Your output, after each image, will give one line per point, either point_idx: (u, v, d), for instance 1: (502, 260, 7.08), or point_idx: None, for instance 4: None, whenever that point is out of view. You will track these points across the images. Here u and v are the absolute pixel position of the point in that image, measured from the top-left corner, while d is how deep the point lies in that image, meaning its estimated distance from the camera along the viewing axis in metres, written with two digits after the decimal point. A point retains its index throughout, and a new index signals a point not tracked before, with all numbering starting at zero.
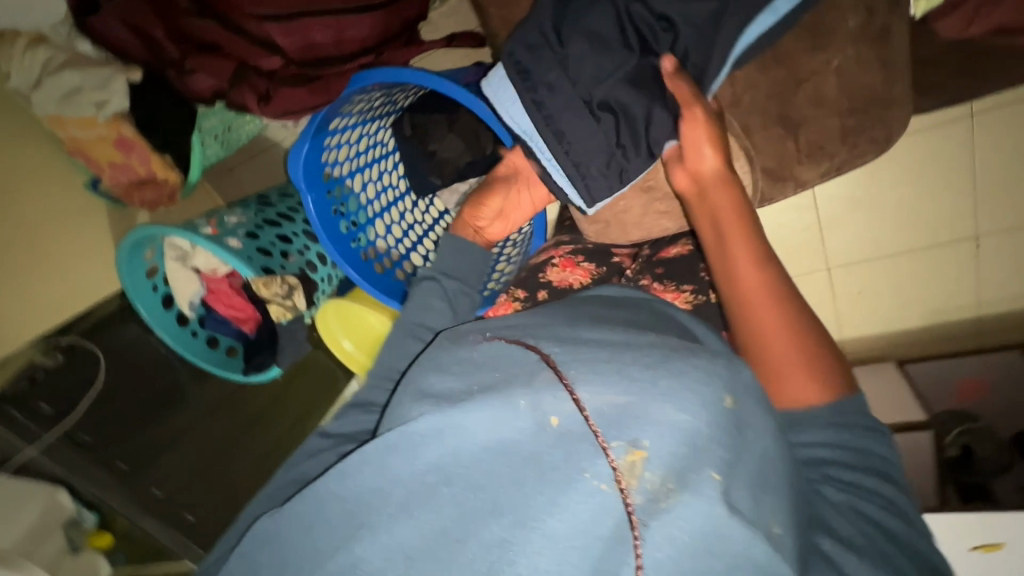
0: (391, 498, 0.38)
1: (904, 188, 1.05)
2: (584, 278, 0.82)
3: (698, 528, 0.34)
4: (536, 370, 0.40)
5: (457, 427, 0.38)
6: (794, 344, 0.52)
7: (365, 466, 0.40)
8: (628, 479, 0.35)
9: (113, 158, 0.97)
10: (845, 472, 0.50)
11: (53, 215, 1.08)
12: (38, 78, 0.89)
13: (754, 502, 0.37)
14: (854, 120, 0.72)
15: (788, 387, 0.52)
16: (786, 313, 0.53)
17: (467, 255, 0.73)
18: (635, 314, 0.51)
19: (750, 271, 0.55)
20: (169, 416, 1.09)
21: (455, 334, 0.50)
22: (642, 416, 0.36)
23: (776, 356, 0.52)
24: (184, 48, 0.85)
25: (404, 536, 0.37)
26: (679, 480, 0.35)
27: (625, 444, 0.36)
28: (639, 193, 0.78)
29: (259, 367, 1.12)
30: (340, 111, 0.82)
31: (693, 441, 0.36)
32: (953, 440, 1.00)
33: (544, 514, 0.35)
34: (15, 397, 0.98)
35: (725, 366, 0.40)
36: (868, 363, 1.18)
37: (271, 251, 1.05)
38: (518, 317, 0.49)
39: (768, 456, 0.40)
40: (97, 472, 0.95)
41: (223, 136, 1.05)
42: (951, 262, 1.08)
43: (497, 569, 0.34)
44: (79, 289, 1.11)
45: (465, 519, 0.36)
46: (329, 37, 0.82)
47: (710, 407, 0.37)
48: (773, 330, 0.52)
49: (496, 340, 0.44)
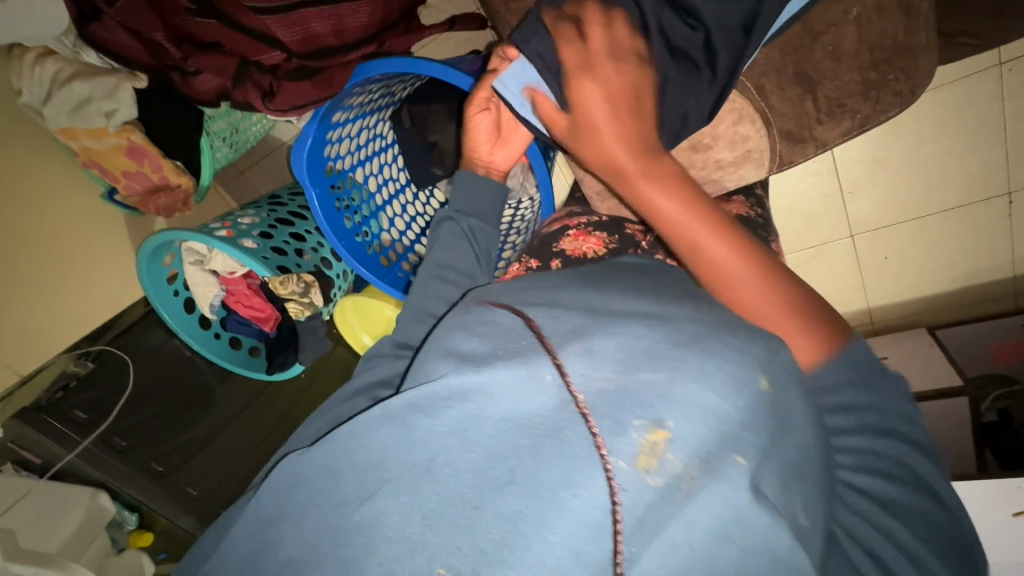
0: (413, 458, 0.38)
1: (931, 145, 1.01)
2: (598, 247, 0.74)
3: (712, 510, 0.33)
4: (561, 343, 0.39)
5: (486, 398, 0.38)
6: (775, 295, 0.46)
7: (386, 423, 0.40)
8: (649, 461, 0.34)
9: (127, 167, 0.98)
10: (874, 455, 0.46)
11: (78, 225, 1.11)
12: (49, 91, 0.90)
13: (779, 492, 0.35)
14: (877, 73, 0.68)
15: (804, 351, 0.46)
16: (766, 280, 0.46)
17: (484, 192, 0.69)
18: (658, 278, 0.49)
19: (719, 247, 0.47)
20: (200, 417, 1.12)
21: (474, 299, 0.48)
22: (669, 395, 0.35)
23: (775, 322, 0.46)
24: (186, 48, 0.84)
25: (428, 497, 0.36)
26: (702, 466, 0.34)
27: (648, 423, 0.35)
28: None
29: (281, 365, 1.16)
30: (343, 105, 0.81)
31: (721, 424, 0.35)
32: (989, 406, 0.96)
33: (563, 492, 0.34)
34: (49, 407, 0.98)
35: (761, 347, 0.39)
36: (899, 332, 1.15)
37: (285, 250, 1.05)
38: (543, 280, 0.48)
39: (799, 450, 0.38)
40: (137, 477, 0.99)
41: (231, 138, 1.09)
42: (982, 220, 1.04)
43: (508, 543, 0.34)
44: (103, 297, 1.13)
45: (483, 486, 0.35)
46: (330, 28, 0.80)
47: (741, 388, 0.36)
48: (763, 301, 0.46)
49: (519, 309, 0.43)
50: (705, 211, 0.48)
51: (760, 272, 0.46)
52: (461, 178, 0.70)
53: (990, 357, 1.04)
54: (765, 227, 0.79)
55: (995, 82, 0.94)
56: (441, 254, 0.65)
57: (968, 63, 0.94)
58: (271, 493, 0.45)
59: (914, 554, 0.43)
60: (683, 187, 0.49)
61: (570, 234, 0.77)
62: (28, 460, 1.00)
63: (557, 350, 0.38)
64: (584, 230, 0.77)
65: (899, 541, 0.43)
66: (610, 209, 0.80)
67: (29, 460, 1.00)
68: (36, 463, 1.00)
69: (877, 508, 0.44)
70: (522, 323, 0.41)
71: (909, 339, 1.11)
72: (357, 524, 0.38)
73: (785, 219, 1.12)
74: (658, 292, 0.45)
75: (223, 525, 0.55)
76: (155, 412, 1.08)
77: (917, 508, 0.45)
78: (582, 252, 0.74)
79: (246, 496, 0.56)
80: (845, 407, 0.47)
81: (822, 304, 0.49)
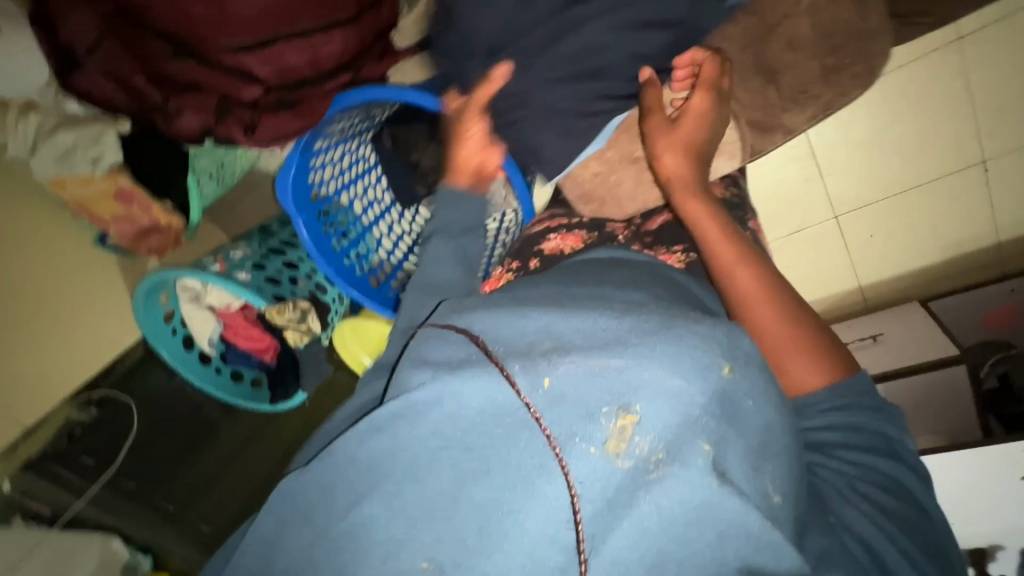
0: (395, 465, 0.39)
1: (904, 122, 1.04)
2: (576, 244, 0.76)
3: (677, 493, 0.35)
4: (529, 343, 0.40)
5: (458, 404, 0.38)
6: (792, 332, 0.51)
7: (374, 435, 0.40)
8: (618, 444, 0.35)
9: (116, 211, 1.00)
10: (886, 471, 0.48)
11: (64, 273, 1.10)
12: (34, 142, 0.91)
13: (753, 469, 0.37)
14: (836, 59, 0.73)
15: (790, 376, 0.51)
16: (782, 317, 0.52)
17: (470, 207, 0.64)
18: (631, 274, 0.50)
19: (751, 284, 0.53)
20: (206, 451, 1.13)
21: (430, 325, 0.46)
22: (637, 381, 0.36)
23: (786, 350, 0.51)
24: (166, 90, 0.85)
25: (409, 499, 0.38)
26: (669, 449, 0.35)
27: (615, 408, 0.36)
28: (629, 163, 0.78)
29: (285, 394, 1.15)
30: (323, 132, 0.83)
31: (686, 406, 0.36)
32: (989, 370, 0.96)
33: (536, 479, 0.36)
34: (58, 455, 1.05)
35: (724, 333, 0.39)
36: (891, 306, 1.16)
37: (279, 279, 1.07)
38: (518, 285, 0.48)
39: (769, 426, 0.39)
40: (146, 515, 1.05)
41: (217, 173, 1.10)
42: (962, 191, 1.06)
43: (486, 532, 0.36)
44: (99, 344, 1.11)
45: (461, 481, 0.37)
46: (305, 60, 0.83)
47: (707, 371, 0.37)
48: (775, 335, 0.51)
49: (494, 307, 0.44)
50: (744, 248, 0.55)
51: (782, 313, 0.52)
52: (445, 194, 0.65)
53: (981, 322, 1.05)
54: (742, 207, 0.78)
55: (957, 56, 0.98)
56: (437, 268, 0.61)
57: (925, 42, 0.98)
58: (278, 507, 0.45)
59: (886, 531, 0.45)
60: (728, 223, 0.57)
61: (552, 235, 0.78)
62: (39, 509, 1.03)
63: (504, 362, 0.38)
64: (564, 230, 0.79)
65: (880, 527, 0.45)
66: (590, 211, 0.81)
67: (39, 511, 1.03)
68: (45, 513, 1.03)
69: (874, 511, 0.46)
70: (471, 348, 0.40)
71: (904, 315, 1.11)
72: (345, 531, 0.40)
73: (768, 206, 1.14)
74: (629, 286, 0.47)
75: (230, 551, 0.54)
76: (162, 445, 1.11)
77: (911, 519, 0.47)
78: (561, 250, 0.75)
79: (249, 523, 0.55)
80: (844, 427, 0.49)
81: (834, 342, 0.53)
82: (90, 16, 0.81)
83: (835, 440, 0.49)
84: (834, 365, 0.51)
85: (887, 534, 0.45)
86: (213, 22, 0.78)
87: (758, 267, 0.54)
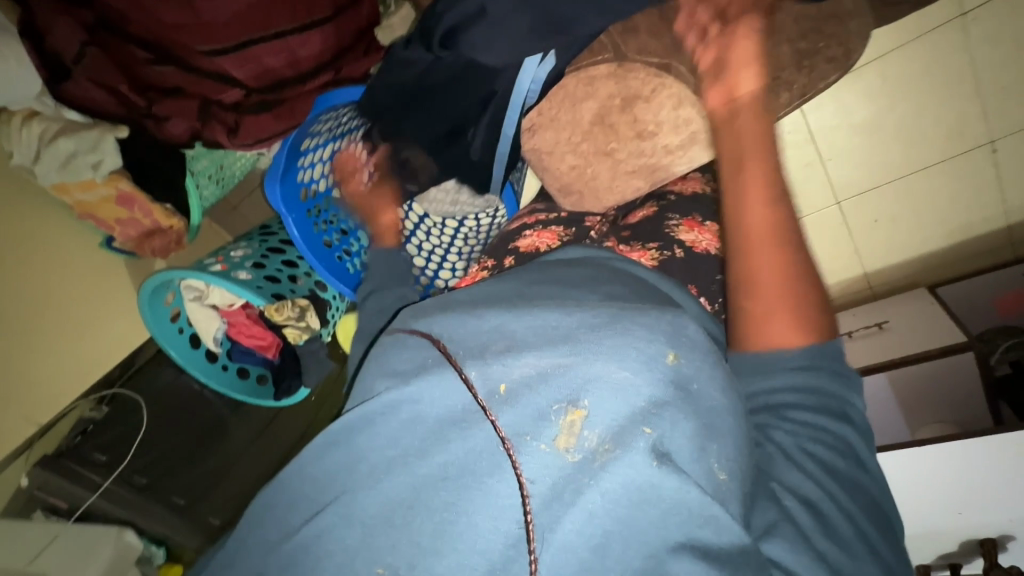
0: (355, 473, 0.39)
1: (904, 104, 1.01)
2: (553, 240, 0.76)
3: (624, 481, 0.35)
4: (483, 344, 0.40)
5: (417, 408, 0.39)
6: (786, 287, 0.47)
7: (334, 449, 0.41)
8: (567, 439, 0.36)
9: (120, 215, 1.02)
10: (847, 438, 0.47)
11: (63, 272, 1.13)
12: (37, 150, 0.93)
13: (699, 452, 0.38)
14: (809, 42, 0.68)
15: (765, 329, 0.48)
16: (778, 266, 0.47)
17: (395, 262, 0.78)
18: (591, 271, 0.49)
19: (759, 225, 0.48)
20: (215, 447, 1.15)
21: (391, 331, 0.47)
22: (586, 376, 0.37)
23: (772, 301, 0.48)
24: (151, 96, 0.86)
25: (367, 506, 0.38)
26: (615, 439, 0.36)
27: (565, 405, 0.37)
28: (602, 157, 0.76)
29: (288, 390, 1.18)
30: (310, 130, 0.86)
31: (635, 397, 0.37)
32: (1001, 358, 0.93)
33: (486, 475, 0.36)
34: (70, 451, 1.07)
35: (668, 323, 0.40)
36: (900, 293, 1.13)
37: (279, 277, 1.08)
38: (482, 285, 0.49)
39: (717, 410, 0.40)
40: (154, 507, 1.02)
41: (217, 175, 1.13)
42: (970, 173, 1.02)
43: (441, 535, 0.35)
44: (113, 342, 1.18)
45: (419, 485, 0.37)
46: (283, 61, 0.85)
47: (653, 362, 0.38)
48: (763, 284, 0.48)
49: (451, 311, 0.44)
50: (765, 181, 0.49)
51: (784, 264, 0.47)
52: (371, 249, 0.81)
53: (993, 306, 1.04)
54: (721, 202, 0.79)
55: (961, 33, 0.94)
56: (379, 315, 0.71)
57: (918, 26, 0.95)
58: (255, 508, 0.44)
59: (834, 493, 0.45)
60: (757, 148, 0.50)
61: (529, 231, 0.79)
62: (55, 502, 1.05)
63: (461, 366, 0.39)
64: (541, 226, 0.79)
65: (823, 489, 0.44)
66: (570, 204, 0.81)
67: (57, 505, 1.06)
68: (63, 508, 1.05)
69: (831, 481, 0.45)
70: (432, 349, 0.41)
71: (909, 301, 1.08)
72: (302, 543, 0.39)
73: None
74: (588, 283, 0.47)
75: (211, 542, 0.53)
76: (166, 450, 1.11)
77: (865, 487, 0.46)
78: (537, 247, 0.76)
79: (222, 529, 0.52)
80: (793, 380, 0.47)
81: (823, 302, 0.49)
82: (72, 24, 0.83)
83: (780, 396, 0.47)
84: (814, 325, 0.48)
85: (834, 496, 0.45)
86: (190, 27, 0.81)
87: (770, 209, 0.49)
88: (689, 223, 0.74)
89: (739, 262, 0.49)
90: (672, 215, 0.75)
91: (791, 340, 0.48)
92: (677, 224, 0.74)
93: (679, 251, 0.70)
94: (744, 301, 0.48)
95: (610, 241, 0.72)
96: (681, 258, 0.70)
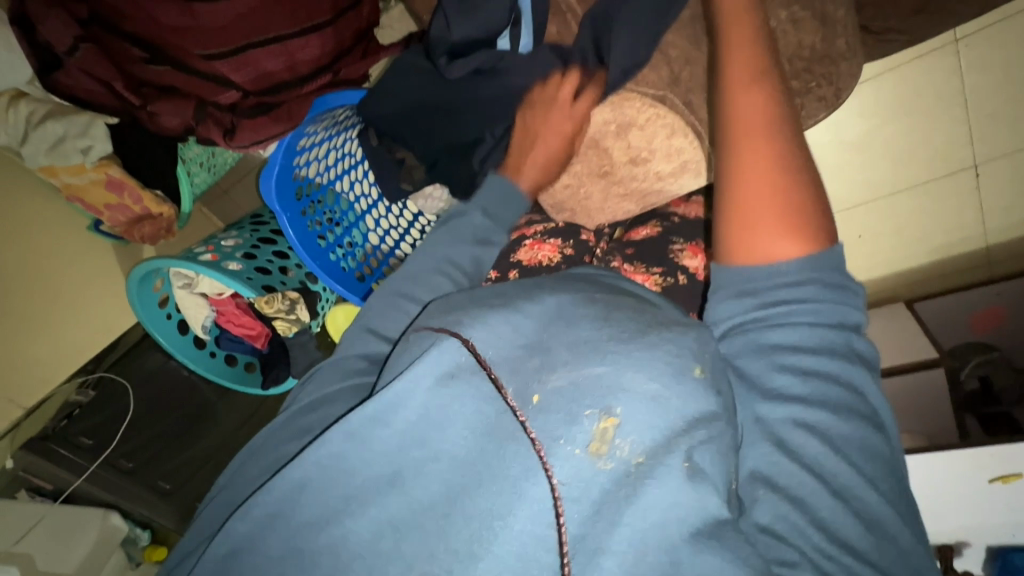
0: (376, 471, 0.37)
1: (894, 126, 1.02)
2: (553, 254, 0.78)
3: (659, 511, 0.33)
4: (519, 361, 0.37)
5: (447, 416, 0.36)
6: (777, 184, 0.40)
7: (348, 442, 0.37)
8: (600, 447, 0.34)
9: (109, 200, 1.00)
10: (834, 423, 0.38)
11: (52, 254, 1.13)
12: (25, 132, 0.92)
13: (718, 462, 0.36)
14: (800, 82, 0.68)
15: (751, 238, 0.40)
16: (775, 162, 0.40)
17: (512, 206, 0.64)
18: (601, 287, 0.46)
19: (749, 110, 0.42)
20: (202, 432, 1.16)
21: (419, 326, 0.44)
22: (616, 384, 0.35)
23: (757, 202, 0.40)
24: (145, 93, 0.87)
25: (391, 506, 0.36)
26: (649, 451, 0.34)
27: (598, 411, 0.34)
28: (596, 178, 0.76)
29: (275, 380, 1.19)
30: (305, 130, 0.85)
31: (666, 408, 0.35)
32: (970, 373, 0.98)
33: (523, 481, 0.33)
34: (57, 435, 1.05)
35: (694, 338, 0.39)
36: (878, 306, 1.16)
37: (269, 269, 1.08)
38: (503, 286, 0.47)
39: (725, 415, 0.38)
40: (145, 495, 1.06)
41: (208, 163, 1.12)
42: (952, 194, 1.04)
43: (478, 540, 0.33)
44: (101, 325, 1.17)
45: (452, 491, 0.35)
46: (282, 65, 0.84)
47: (681, 375, 0.36)
48: (751, 173, 0.41)
49: (485, 309, 0.41)
50: (763, 79, 0.43)
51: (778, 163, 0.40)
52: (495, 174, 0.66)
53: (968, 324, 1.05)
54: None
55: (954, 58, 0.96)
56: (454, 247, 0.59)
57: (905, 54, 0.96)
58: (219, 535, 0.41)
59: (842, 486, 0.37)
60: (755, 45, 0.45)
61: (527, 242, 0.81)
62: (42, 485, 1.06)
63: (495, 372, 0.37)
64: (541, 238, 0.81)
65: (839, 479, 0.37)
66: (564, 219, 0.82)
67: (42, 486, 1.07)
68: (48, 488, 1.06)
69: (811, 474, 0.37)
70: (463, 350, 0.37)
71: (887, 316, 1.12)
72: (325, 545, 0.36)
73: None
74: (610, 297, 0.44)
75: (206, 527, 0.49)
76: (157, 432, 1.12)
77: (863, 480, 0.37)
78: (539, 261, 0.79)
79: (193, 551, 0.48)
80: (801, 327, 0.39)
81: (822, 214, 0.41)
82: (65, 17, 0.83)
83: (775, 340, 0.40)
84: (812, 233, 0.40)
85: (846, 489, 0.37)
86: (181, 30, 0.79)
87: (772, 111, 0.42)
88: (694, 248, 0.76)
89: (726, 162, 0.42)
90: (676, 238, 0.77)
91: (780, 248, 0.40)
92: (681, 249, 0.76)
93: (682, 276, 0.74)
94: (730, 206, 0.41)
95: (616, 262, 0.76)
96: (684, 284, 0.73)
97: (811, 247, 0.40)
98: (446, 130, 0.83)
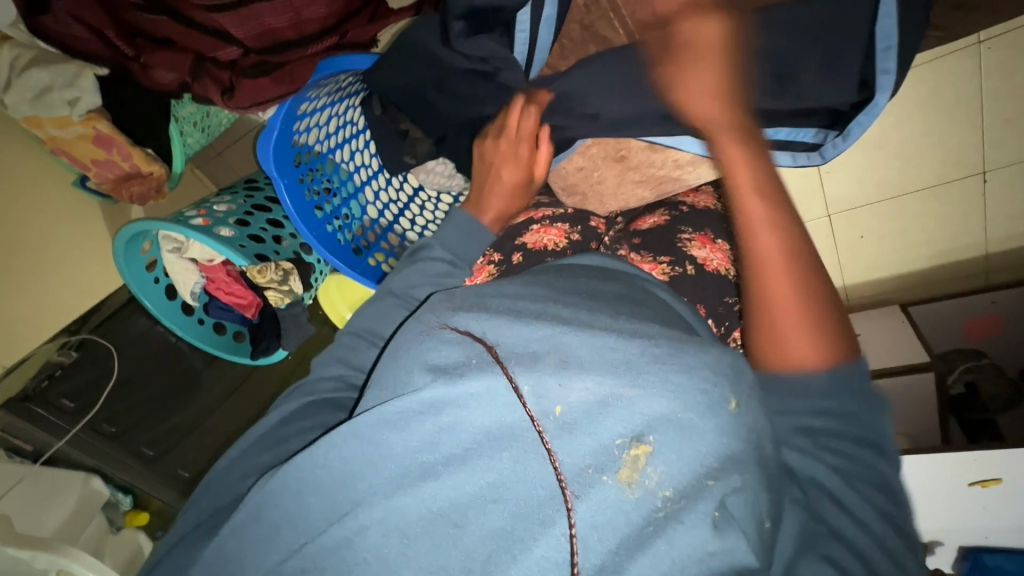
0: (385, 477, 0.35)
1: (910, 126, 0.96)
2: (559, 239, 0.76)
3: (686, 545, 0.32)
4: (536, 355, 0.36)
5: (462, 422, 0.35)
6: (806, 306, 0.43)
7: (356, 440, 0.37)
8: (631, 475, 0.33)
9: (96, 155, 0.96)
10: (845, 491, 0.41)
11: (32, 209, 1.07)
12: (7, 78, 0.86)
13: (750, 509, 0.34)
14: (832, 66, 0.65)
15: (787, 356, 0.43)
16: (798, 279, 0.43)
17: (476, 239, 0.64)
18: (617, 291, 0.45)
19: (772, 242, 0.44)
20: (189, 401, 1.15)
21: (429, 312, 0.43)
22: (647, 410, 0.34)
23: (785, 321, 0.43)
24: (140, 43, 0.84)
25: (405, 512, 0.34)
26: (677, 485, 0.33)
27: (629, 438, 0.33)
28: (612, 162, 0.75)
29: (266, 350, 1.16)
30: (309, 95, 0.81)
31: (697, 441, 0.34)
32: (957, 377, 1.00)
33: (550, 508, 0.32)
34: (36, 396, 1.00)
35: (730, 364, 0.37)
36: (873, 308, 1.16)
37: (262, 237, 1.05)
38: (500, 284, 0.45)
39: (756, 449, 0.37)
40: (126, 459, 1.04)
41: (202, 123, 1.08)
42: (961, 199, 1.00)
43: (494, 560, 0.32)
44: (84, 287, 1.11)
45: (463, 505, 0.34)
46: (286, 21, 0.80)
47: (717, 408, 0.35)
48: (777, 291, 0.43)
49: (501, 314, 0.39)
50: (780, 203, 0.45)
51: (803, 285, 0.43)
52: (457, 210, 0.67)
53: (962, 331, 1.08)
54: None
55: (973, 61, 0.89)
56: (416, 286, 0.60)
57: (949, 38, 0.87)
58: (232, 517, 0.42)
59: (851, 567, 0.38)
60: (767, 174, 0.46)
61: (535, 226, 0.78)
62: (20, 446, 1.01)
63: (513, 376, 0.35)
64: (547, 222, 0.79)
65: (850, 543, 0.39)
66: (573, 204, 0.81)
67: (20, 447, 1.01)
68: (28, 449, 1.01)
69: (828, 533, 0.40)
70: (481, 350, 0.37)
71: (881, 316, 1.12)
72: (328, 547, 0.36)
73: None
74: (626, 308, 0.43)
75: (222, 495, 0.53)
76: (143, 397, 1.10)
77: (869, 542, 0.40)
78: (544, 245, 0.76)
79: (206, 525, 0.50)
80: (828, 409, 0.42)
81: (841, 321, 0.44)
82: None
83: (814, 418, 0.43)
84: (837, 348, 0.43)
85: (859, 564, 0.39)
86: None
87: (795, 236, 0.44)
88: (702, 238, 0.75)
89: (749, 279, 0.44)
90: (684, 227, 0.76)
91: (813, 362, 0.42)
92: (689, 239, 0.74)
93: (691, 267, 0.71)
94: (761, 319, 0.44)
95: (622, 250, 0.74)
96: (691, 276, 0.71)
97: (836, 359, 0.42)
98: (457, 103, 0.79)
